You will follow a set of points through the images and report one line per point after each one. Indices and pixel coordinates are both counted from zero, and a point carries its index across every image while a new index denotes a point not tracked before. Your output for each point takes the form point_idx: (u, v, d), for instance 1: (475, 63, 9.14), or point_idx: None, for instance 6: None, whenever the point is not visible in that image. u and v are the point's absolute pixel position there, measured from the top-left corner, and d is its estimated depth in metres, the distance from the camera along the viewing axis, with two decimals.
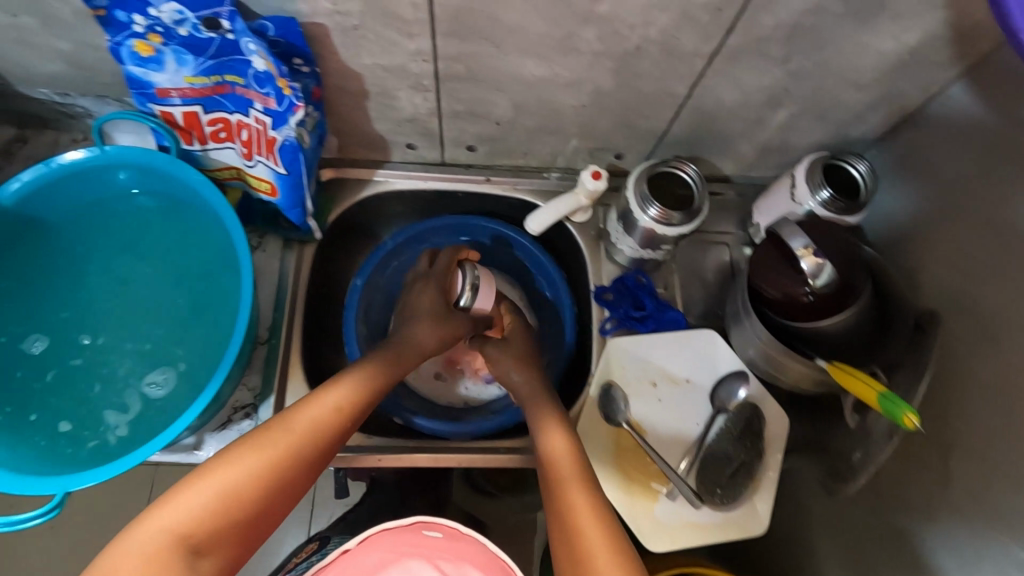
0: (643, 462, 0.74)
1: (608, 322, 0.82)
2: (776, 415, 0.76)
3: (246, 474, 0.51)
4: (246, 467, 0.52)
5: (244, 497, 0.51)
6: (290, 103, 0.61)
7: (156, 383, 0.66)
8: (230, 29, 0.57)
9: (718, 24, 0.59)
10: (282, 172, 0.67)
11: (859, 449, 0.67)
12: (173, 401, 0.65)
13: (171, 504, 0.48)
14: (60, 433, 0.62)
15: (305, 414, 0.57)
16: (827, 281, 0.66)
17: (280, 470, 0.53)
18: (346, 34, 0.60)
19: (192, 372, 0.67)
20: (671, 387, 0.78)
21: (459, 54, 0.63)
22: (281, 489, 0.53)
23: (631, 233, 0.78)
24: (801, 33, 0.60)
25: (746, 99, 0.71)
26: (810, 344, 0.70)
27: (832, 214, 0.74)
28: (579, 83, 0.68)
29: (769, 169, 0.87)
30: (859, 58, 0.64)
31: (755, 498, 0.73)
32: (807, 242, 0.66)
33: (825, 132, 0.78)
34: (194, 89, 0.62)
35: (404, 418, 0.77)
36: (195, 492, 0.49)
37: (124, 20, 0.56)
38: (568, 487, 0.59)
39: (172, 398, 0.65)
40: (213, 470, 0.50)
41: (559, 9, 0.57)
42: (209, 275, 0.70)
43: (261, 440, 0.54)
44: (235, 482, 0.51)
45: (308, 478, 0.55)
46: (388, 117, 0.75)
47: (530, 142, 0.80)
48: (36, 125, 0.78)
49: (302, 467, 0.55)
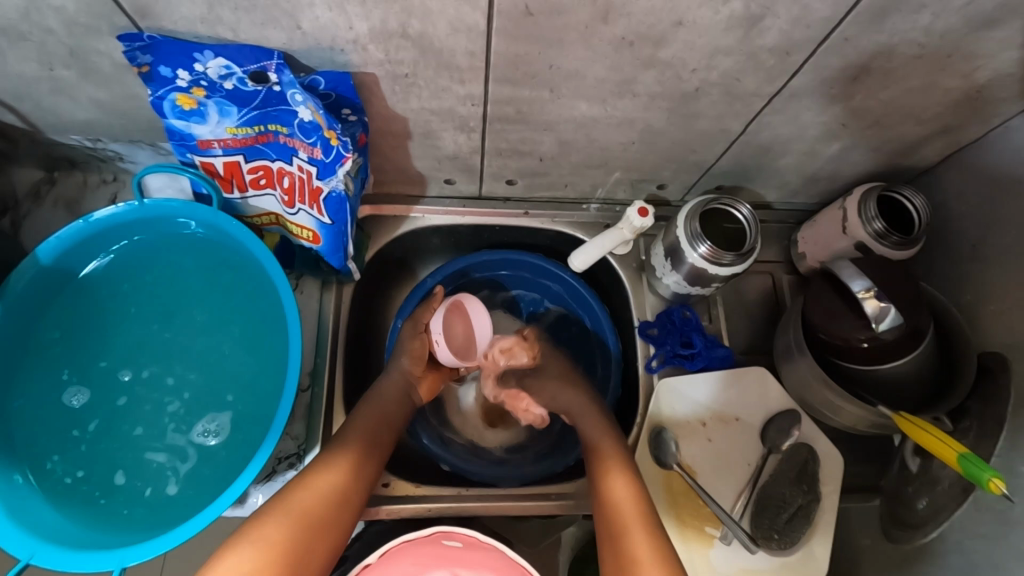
0: (696, 505, 0.73)
1: (654, 359, 0.80)
2: (830, 453, 0.75)
3: (290, 516, 0.56)
4: (283, 520, 0.56)
5: (292, 535, 0.55)
6: (338, 153, 0.59)
7: (211, 433, 0.65)
8: (278, 81, 0.54)
9: (784, 67, 0.57)
10: (326, 222, 0.66)
11: (925, 497, 0.68)
12: (227, 454, 0.64)
13: (221, 561, 0.52)
14: (124, 495, 0.62)
15: (330, 458, 0.62)
16: (891, 326, 0.63)
17: (318, 507, 0.58)
18: (395, 81, 0.58)
19: (246, 421, 0.65)
20: (721, 427, 0.76)
21: (511, 98, 0.61)
22: (324, 523, 0.58)
23: (678, 269, 0.75)
24: (867, 73, 0.58)
25: (802, 134, 0.69)
26: (869, 387, 0.69)
27: (885, 250, 0.71)
28: (632, 122, 0.66)
29: (816, 196, 0.84)
30: (924, 95, 0.62)
31: (813, 543, 0.71)
32: (867, 284, 0.63)
33: (879, 163, 0.75)
34: (236, 139, 0.59)
35: (450, 465, 0.77)
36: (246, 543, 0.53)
37: (168, 75, 0.53)
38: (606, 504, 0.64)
39: (226, 450, 0.64)
40: (253, 526, 0.54)
41: (623, 56, 0.55)
42: (256, 319, 0.69)
43: (290, 494, 0.58)
44: (274, 533, 0.54)
45: (337, 524, 0.59)
46: (429, 156, 0.73)
47: (573, 176, 0.78)
48: (65, 167, 0.76)
49: (331, 513, 0.59)
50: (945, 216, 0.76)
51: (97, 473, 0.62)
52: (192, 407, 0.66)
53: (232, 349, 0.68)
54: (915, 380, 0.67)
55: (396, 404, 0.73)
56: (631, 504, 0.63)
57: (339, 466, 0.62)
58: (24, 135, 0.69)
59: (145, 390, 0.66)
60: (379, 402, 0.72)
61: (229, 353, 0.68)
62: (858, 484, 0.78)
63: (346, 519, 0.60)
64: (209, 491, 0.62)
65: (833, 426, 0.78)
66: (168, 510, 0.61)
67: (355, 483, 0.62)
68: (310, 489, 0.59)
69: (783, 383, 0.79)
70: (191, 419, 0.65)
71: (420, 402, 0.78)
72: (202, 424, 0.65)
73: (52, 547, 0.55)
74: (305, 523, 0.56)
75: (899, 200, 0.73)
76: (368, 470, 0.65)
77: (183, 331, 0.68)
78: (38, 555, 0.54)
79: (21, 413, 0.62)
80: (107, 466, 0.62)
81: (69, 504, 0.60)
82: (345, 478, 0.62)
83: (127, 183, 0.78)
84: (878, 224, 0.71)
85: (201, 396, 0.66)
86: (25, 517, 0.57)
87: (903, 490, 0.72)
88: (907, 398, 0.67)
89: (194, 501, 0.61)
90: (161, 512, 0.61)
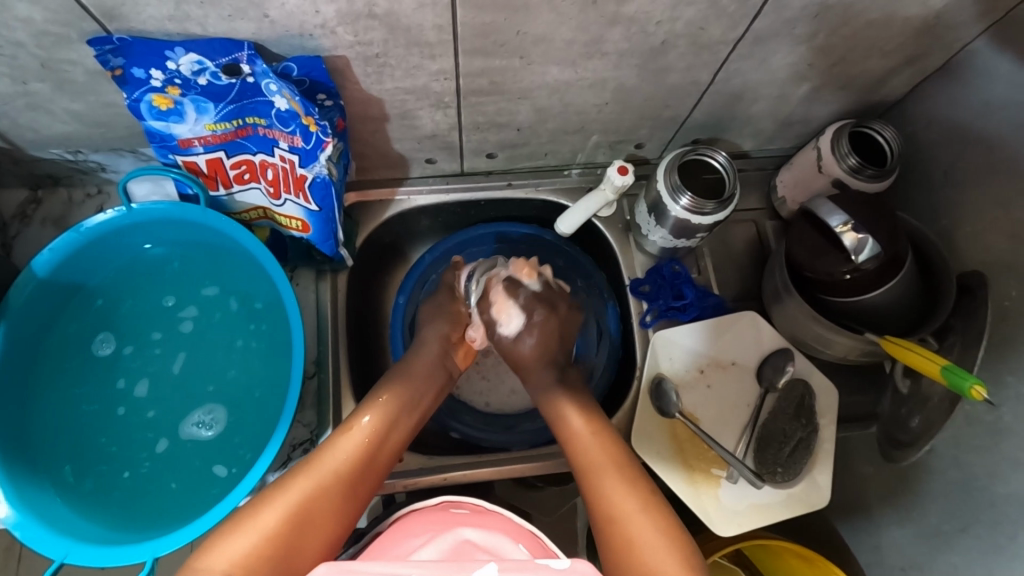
0: (700, 449, 0.76)
1: (647, 314, 0.82)
2: (824, 386, 0.77)
3: (288, 507, 0.56)
4: (278, 509, 0.55)
5: (290, 528, 0.54)
6: (318, 139, 0.60)
7: (207, 422, 0.67)
8: (251, 72, 0.55)
9: (745, 11, 0.58)
10: (314, 209, 0.67)
11: (919, 416, 0.70)
12: (242, 431, 0.67)
13: (216, 548, 0.52)
14: (149, 483, 0.64)
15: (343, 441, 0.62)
16: (871, 257, 0.66)
17: (320, 498, 0.58)
18: (368, 63, 0.59)
19: (251, 396, 0.68)
20: (719, 372, 0.79)
21: (482, 70, 0.62)
22: (328, 517, 0.57)
23: (662, 223, 0.77)
24: (829, 10, 0.60)
25: (771, 78, 0.70)
26: (859, 320, 0.71)
27: (861, 183, 0.73)
28: (603, 82, 0.67)
29: (791, 140, 0.85)
30: (884, 27, 0.64)
31: (816, 472, 0.74)
32: (845, 219, 0.66)
33: (849, 99, 0.77)
34: (215, 136, 0.60)
35: (460, 433, 0.82)
36: (245, 533, 0.53)
37: (142, 76, 0.54)
38: (596, 471, 0.65)
39: (238, 426, 0.67)
40: (247, 514, 0.54)
41: (587, 15, 0.56)
42: (253, 301, 0.71)
43: (290, 482, 0.58)
44: (270, 522, 0.54)
45: (340, 518, 0.58)
46: (409, 136, 0.74)
47: (552, 143, 0.79)
48: (48, 184, 0.76)
49: (332, 508, 0.58)
50: (917, 146, 0.78)
51: (127, 458, 0.65)
52: (194, 394, 0.68)
53: (232, 334, 0.70)
54: (899, 308, 0.69)
55: (422, 379, 0.73)
56: (603, 457, 0.66)
57: (344, 454, 0.61)
58: (4, 155, 0.69)
59: (158, 387, 0.68)
60: (401, 379, 0.71)
61: (236, 339, 0.70)
62: (858, 412, 0.81)
63: (354, 509, 0.60)
64: (227, 481, 0.64)
65: (828, 361, 0.80)
66: (195, 499, 0.63)
67: (363, 473, 0.62)
68: (312, 477, 0.59)
69: (775, 325, 0.81)
70: (198, 406, 0.68)
71: (460, 369, 0.79)
72: (197, 418, 0.67)
73: (86, 545, 0.56)
74: (303, 515, 0.56)
75: (871, 134, 0.75)
76: (383, 455, 0.64)
77: (188, 322, 0.71)
78: (73, 554, 0.56)
79: (44, 417, 0.65)
80: (138, 450, 0.66)
81: (103, 500, 0.63)
82: (354, 461, 0.61)
83: (112, 194, 0.78)
84: (853, 159, 0.73)
85: (202, 388, 0.68)
86: (60, 524, 0.58)
87: (899, 412, 0.73)
88: (894, 325, 0.69)
89: (224, 480, 0.64)
90: (202, 495, 0.64)
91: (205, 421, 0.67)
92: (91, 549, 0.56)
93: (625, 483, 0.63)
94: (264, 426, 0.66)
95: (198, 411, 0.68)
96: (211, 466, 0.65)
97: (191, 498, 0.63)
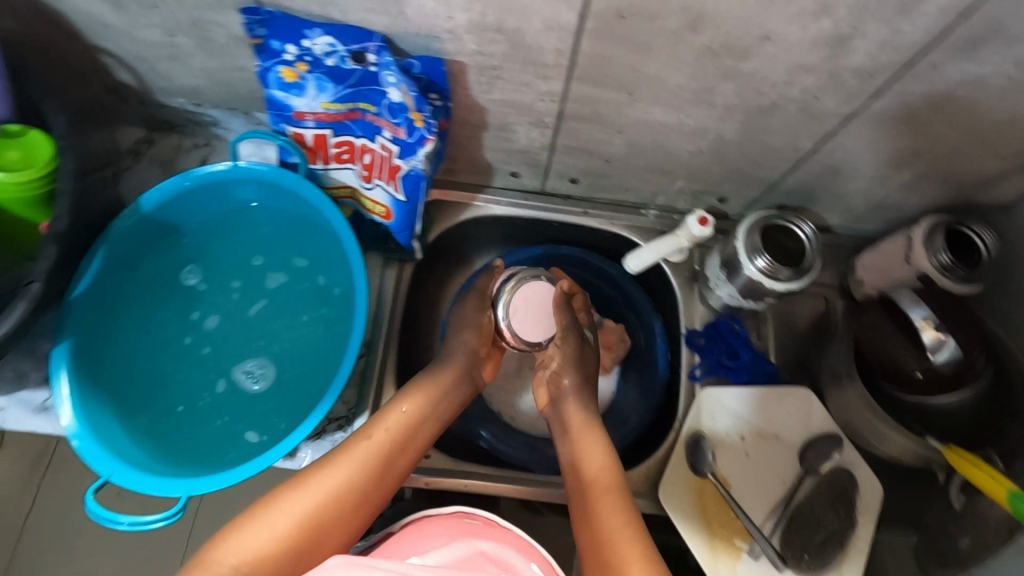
0: (726, 516, 0.72)
1: (698, 368, 0.81)
2: (870, 481, 0.74)
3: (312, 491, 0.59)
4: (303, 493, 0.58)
5: (313, 512, 0.58)
6: (421, 135, 0.61)
7: (259, 379, 0.71)
8: (375, 63, 0.58)
9: (866, 89, 0.58)
10: (400, 199, 0.69)
11: (969, 537, 0.68)
12: (290, 393, 0.70)
13: (248, 523, 0.56)
14: (197, 425, 0.68)
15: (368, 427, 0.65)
16: (948, 356, 0.64)
17: (343, 481, 0.60)
18: (482, 72, 0.61)
19: (305, 364, 0.72)
20: (760, 441, 0.76)
21: (588, 98, 0.64)
22: (351, 501, 0.60)
23: (732, 279, 0.76)
24: (952, 102, 0.58)
25: (873, 158, 0.69)
26: (922, 421, 0.69)
27: (949, 283, 0.69)
28: (703, 131, 0.67)
29: (880, 223, 0.83)
30: (1006, 130, 0.62)
31: (844, 567, 0.71)
32: (928, 314, 0.63)
33: (950, 195, 0.74)
34: (328, 114, 0.64)
35: (487, 443, 0.82)
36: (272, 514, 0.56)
37: (277, 48, 0.58)
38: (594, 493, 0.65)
39: (287, 388, 0.70)
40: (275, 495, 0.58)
41: (705, 64, 0.56)
42: (324, 275, 0.75)
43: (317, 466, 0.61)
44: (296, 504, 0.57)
45: (365, 501, 0.61)
46: (501, 148, 0.76)
47: (637, 180, 0.79)
48: (164, 129, 0.81)
49: (355, 491, 0.60)
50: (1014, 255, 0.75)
51: (181, 398, 0.69)
52: (254, 350, 0.72)
53: (298, 301, 0.75)
54: (965, 415, 0.68)
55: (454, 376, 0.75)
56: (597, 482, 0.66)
57: (370, 439, 0.64)
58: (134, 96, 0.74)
59: (224, 337, 0.73)
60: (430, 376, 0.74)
61: (304, 317, 0.74)
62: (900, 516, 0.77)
63: (380, 492, 0.62)
64: (265, 438, 0.67)
65: (876, 456, 0.77)
66: (234, 448, 0.66)
67: (388, 459, 0.64)
68: (339, 461, 0.62)
69: (828, 408, 0.79)
70: (256, 362, 0.72)
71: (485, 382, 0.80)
72: (252, 373, 0.71)
73: (131, 469, 0.59)
74: (326, 497, 0.59)
75: (968, 235, 0.72)
76: (409, 443, 0.67)
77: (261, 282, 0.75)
78: (118, 474, 0.59)
79: (118, 341, 0.69)
80: (192, 391, 0.70)
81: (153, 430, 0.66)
82: (379, 447, 0.64)
83: (217, 148, 0.83)
84: (945, 256, 0.69)
85: (261, 345, 0.72)
86: (112, 443, 0.61)
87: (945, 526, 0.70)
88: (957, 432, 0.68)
89: (263, 436, 0.67)
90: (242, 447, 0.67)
91: (258, 377, 0.71)
92: (136, 475, 0.59)
93: (625, 518, 0.61)
94: (310, 393, 0.70)
95: (255, 367, 0.71)
96: (254, 421, 0.68)
97: (231, 447, 0.67)
